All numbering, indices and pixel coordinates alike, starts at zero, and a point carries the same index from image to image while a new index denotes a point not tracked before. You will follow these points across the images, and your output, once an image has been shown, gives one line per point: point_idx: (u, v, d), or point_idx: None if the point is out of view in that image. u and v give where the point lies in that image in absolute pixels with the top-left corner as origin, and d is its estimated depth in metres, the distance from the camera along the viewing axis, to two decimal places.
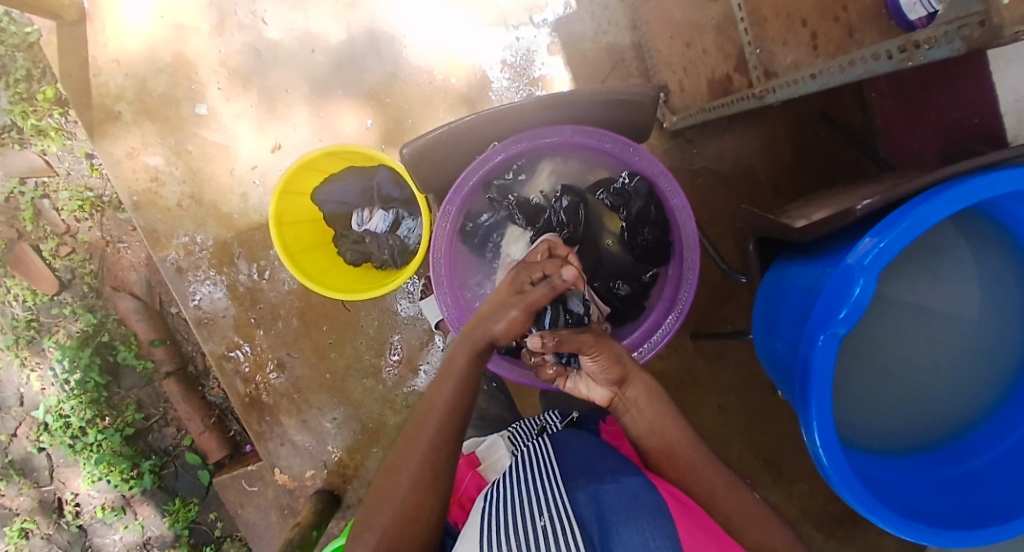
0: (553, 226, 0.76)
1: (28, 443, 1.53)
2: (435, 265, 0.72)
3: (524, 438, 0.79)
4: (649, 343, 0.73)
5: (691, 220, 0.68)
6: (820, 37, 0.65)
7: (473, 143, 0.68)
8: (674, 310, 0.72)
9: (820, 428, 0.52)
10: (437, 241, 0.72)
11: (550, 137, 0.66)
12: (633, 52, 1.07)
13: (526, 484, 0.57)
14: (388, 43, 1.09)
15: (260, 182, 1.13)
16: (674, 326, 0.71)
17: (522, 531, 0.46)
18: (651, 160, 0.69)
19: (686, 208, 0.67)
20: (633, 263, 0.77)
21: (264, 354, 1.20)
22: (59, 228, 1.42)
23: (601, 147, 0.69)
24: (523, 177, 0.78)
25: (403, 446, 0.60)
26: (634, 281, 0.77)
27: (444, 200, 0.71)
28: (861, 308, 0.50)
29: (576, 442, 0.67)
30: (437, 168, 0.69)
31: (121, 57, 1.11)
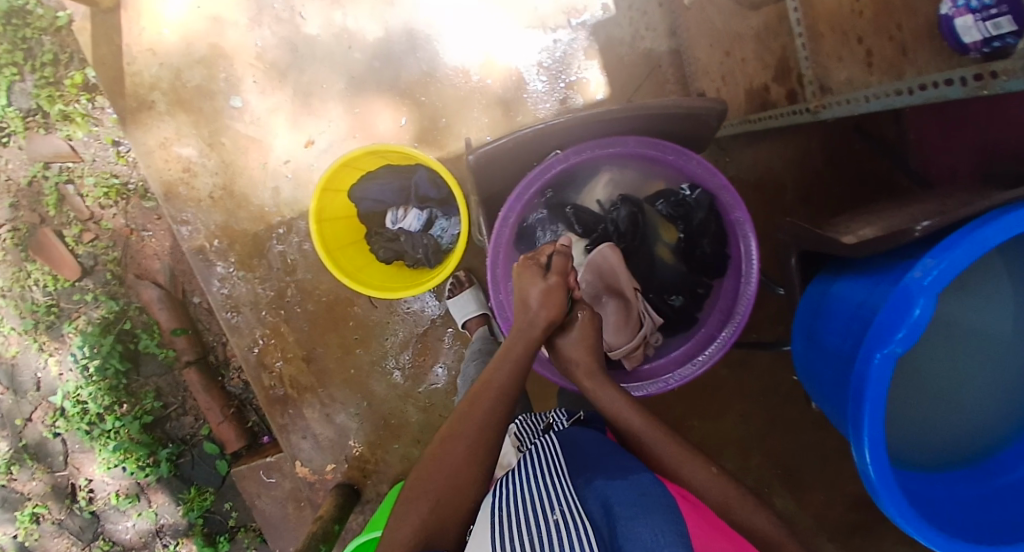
0: (610, 235, 0.78)
1: (43, 428, 1.54)
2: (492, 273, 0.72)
3: (529, 434, 0.79)
4: (705, 355, 0.73)
5: (753, 234, 0.67)
6: (875, 55, 0.65)
7: (535, 150, 0.67)
8: (732, 322, 0.72)
9: (870, 440, 0.53)
10: (496, 247, 0.71)
11: (614, 148, 0.67)
12: (670, 58, 1.07)
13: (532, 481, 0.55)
14: (425, 42, 1.09)
15: (293, 177, 1.13)
16: (732, 337, 0.71)
17: (534, 523, 0.45)
18: (713, 172, 0.68)
19: (749, 223, 0.67)
20: (689, 274, 0.79)
21: (287, 344, 1.21)
22: (83, 215, 1.42)
23: (662, 158, 0.70)
24: (580, 186, 0.80)
25: (453, 425, 0.58)
26: (688, 293, 0.79)
27: (503, 207, 0.70)
28: (919, 328, 0.51)
29: (585, 437, 0.67)
30: (497, 171, 0.68)
31: (156, 47, 1.11)
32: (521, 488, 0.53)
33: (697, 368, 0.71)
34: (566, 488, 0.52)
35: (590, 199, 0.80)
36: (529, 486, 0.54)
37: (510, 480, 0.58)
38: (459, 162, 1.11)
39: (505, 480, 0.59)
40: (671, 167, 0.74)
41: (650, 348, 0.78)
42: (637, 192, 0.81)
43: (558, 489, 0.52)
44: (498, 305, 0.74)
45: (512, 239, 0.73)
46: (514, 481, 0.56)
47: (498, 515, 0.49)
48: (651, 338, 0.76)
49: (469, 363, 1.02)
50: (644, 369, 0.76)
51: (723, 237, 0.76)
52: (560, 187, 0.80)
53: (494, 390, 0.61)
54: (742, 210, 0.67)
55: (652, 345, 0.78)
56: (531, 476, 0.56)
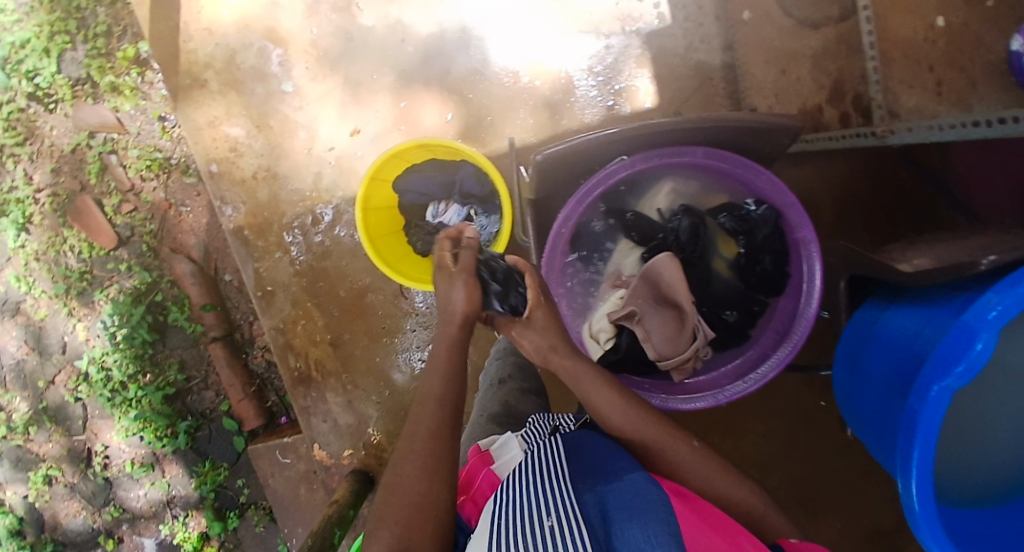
0: (669, 244, 0.78)
1: (64, 392, 1.57)
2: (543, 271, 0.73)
3: (534, 435, 0.71)
4: (759, 374, 0.73)
5: (819, 254, 0.67)
6: (945, 84, 0.70)
7: (601, 155, 0.68)
8: (788, 343, 0.72)
9: (918, 474, 0.52)
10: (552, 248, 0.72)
11: (681, 157, 0.67)
12: (722, 73, 1.06)
13: (532, 485, 0.53)
14: (477, 40, 1.10)
15: (336, 164, 1.15)
16: (786, 360, 0.70)
17: (528, 526, 0.44)
18: (782, 189, 0.68)
19: (814, 242, 0.67)
20: (745, 289, 0.79)
21: (315, 328, 1.22)
22: (124, 185, 1.44)
23: (729, 170, 0.70)
24: (642, 194, 0.81)
25: (402, 448, 0.58)
26: (744, 309, 0.79)
27: (563, 208, 0.71)
28: (979, 365, 0.50)
29: (590, 439, 0.63)
30: (561, 173, 0.69)
31: (214, 26, 1.13)
32: (518, 493, 0.52)
33: (750, 386, 0.71)
34: (564, 489, 0.51)
35: (650, 207, 0.81)
36: (525, 490, 0.52)
37: (509, 488, 0.55)
38: (502, 160, 1.11)
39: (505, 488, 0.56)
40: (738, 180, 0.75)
41: (699, 362, 0.78)
42: (698, 203, 0.81)
43: (557, 491, 0.50)
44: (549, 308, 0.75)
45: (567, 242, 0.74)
46: (511, 488, 0.55)
47: (494, 526, 0.48)
48: (700, 352, 0.76)
49: (492, 361, 1.07)
50: (689, 382, 0.77)
51: (784, 255, 0.76)
52: (618, 194, 0.81)
53: (432, 400, 0.63)
54: (809, 228, 0.68)
55: (702, 358, 0.77)
56: (531, 482, 0.54)
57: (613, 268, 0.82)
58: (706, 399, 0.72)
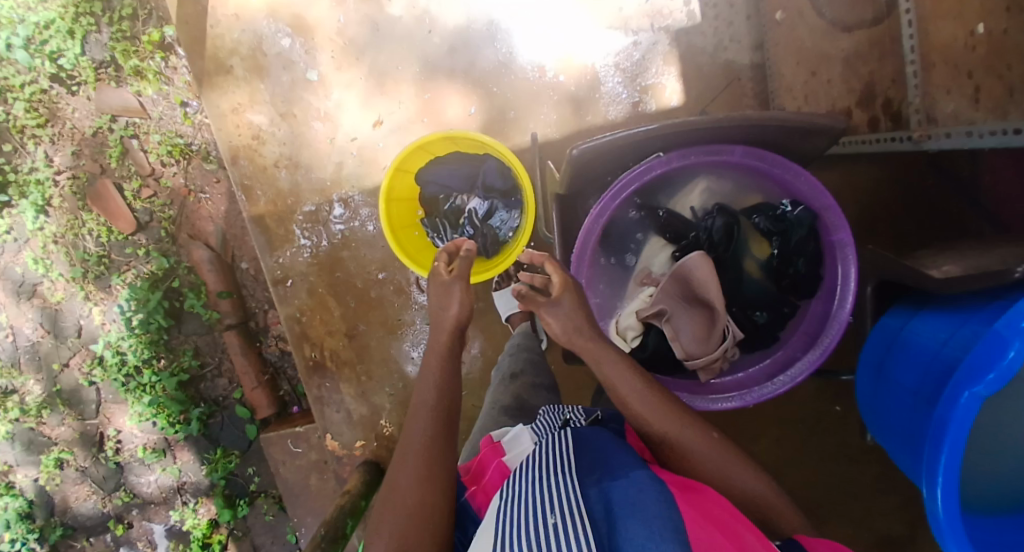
0: (700, 243, 0.78)
1: (79, 376, 1.58)
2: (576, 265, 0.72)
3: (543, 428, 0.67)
4: (786, 375, 0.72)
5: (856, 259, 0.67)
6: (983, 91, 0.66)
7: (638, 151, 0.67)
8: (817, 347, 0.72)
9: (943, 480, 0.52)
10: (584, 243, 0.71)
11: (720, 156, 0.66)
12: (750, 72, 1.05)
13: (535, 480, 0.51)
14: (504, 33, 1.09)
15: (357, 154, 1.15)
16: (814, 364, 0.70)
17: (529, 525, 0.42)
18: (820, 191, 0.67)
19: (851, 246, 0.66)
20: (776, 291, 0.79)
21: (331, 319, 1.22)
22: (144, 170, 1.45)
23: (767, 171, 0.69)
24: (675, 191, 0.80)
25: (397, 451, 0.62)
26: (774, 310, 0.79)
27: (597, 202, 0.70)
28: (1010, 372, 0.51)
29: (598, 433, 0.61)
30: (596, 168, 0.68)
31: (241, 12, 1.13)
32: (521, 487, 0.51)
33: (779, 386, 0.70)
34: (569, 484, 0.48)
35: (683, 205, 0.80)
36: (528, 482, 0.51)
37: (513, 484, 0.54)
38: (524, 155, 1.11)
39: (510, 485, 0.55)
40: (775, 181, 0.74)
41: (726, 362, 0.78)
42: (731, 203, 0.80)
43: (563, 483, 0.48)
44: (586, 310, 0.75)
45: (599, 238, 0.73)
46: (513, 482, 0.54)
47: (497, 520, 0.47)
48: (729, 352, 0.75)
49: (505, 356, 1.05)
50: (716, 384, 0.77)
51: (818, 257, 0.75)
52: (649, 191, 0.80)
53: (425, 409, 0.66)
54: (846, 231, 0.66)
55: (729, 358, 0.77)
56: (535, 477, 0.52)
57: (641, 265, 0.81)
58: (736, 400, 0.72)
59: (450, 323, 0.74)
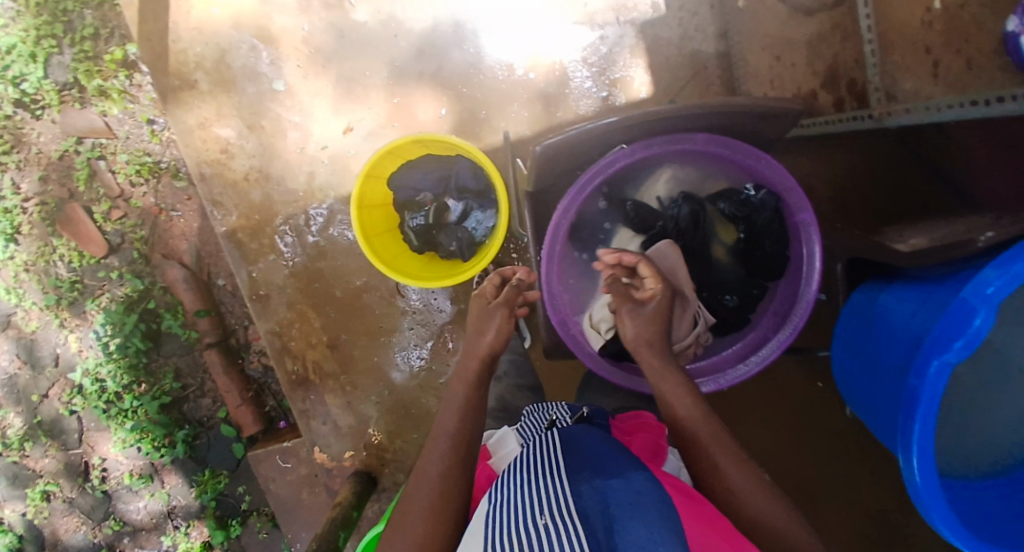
0: (668, 233, 0.77)
1: (59, 405, 1.54)
2: (546, 261, 0.71)
3: (532, 432, 0.67)
4: (757, 357, 0.73)
5: (819, 237, 0.66)
6: (942, 66, 0.66)
7: (600, 144, 0.67)
8: (788, 324, 0.71)
9: (919, 449, 0.54)
10: (553, 239, 0.71)
11: (682, 144, 0.66)
12: (716, 61, 1.06)
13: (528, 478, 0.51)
14: (471, 33, 1.09)
15: (329, 162, 1.13)
16: (784, 342, 0.70)
17: (521, 524, 0.42)
18: (782, 173, 0.67)
19: (815, 225, 0.66)
20: (745, 276, 0.79)
21: (313, 331, 1.21)
22: (113, 191, 1.42)
23: (729, 157, 0.69)
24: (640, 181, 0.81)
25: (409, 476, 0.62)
26: (743, 293, 0.79)
27: (563, 197, 0.70)
28: (977, 340, 0.52)
29: (588, 431, 0.62)
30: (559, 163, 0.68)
31: (202, 25, 1.11)
32: (510, 491, 0.50)
33: (750, 368, 0.71)
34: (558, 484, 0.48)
35: (649, 195, 0.81)
36: (518, 486, 0.50)
37: (506, 479, 0.54)
38: (497, 155, 1.11)
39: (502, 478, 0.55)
40: (736, 166, 0.74)
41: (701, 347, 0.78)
42: (697, 190, 0.81)
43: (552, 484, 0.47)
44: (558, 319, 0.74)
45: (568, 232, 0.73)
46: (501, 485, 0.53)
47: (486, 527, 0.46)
48: (701, 337, 0.76)
49: (489, 359, 1.04)
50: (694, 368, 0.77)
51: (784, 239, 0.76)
52: (615, 183, 0.80)
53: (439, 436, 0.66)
54: (809, 211, 0.67)
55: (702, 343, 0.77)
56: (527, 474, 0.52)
57: (611, 257, 0.82)
58: (712, 384, 0.73)
59: (483, 349, 0.76)
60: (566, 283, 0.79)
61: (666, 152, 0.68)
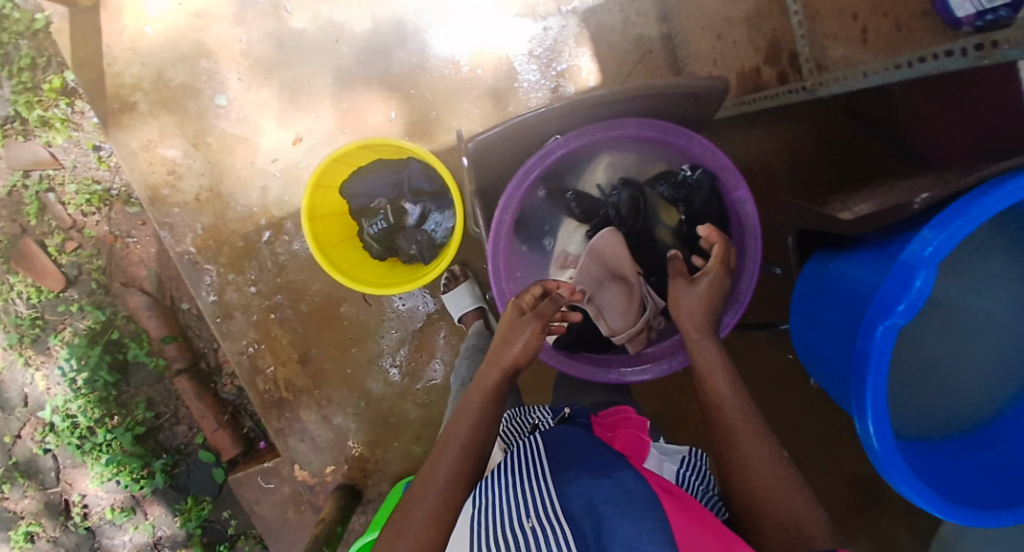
0: (611, 220, 0.79)
1: (33, 445, 1.49)
2: (492, 260, 0.71)
3: (514, 436, 0.75)
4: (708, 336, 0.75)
5: (756, 214, 0.68)
6: (870, 32, 0.65)
7: (534, 136, 0.67)
8: (734, 303, 0.74)
9: (873, 413, 0.55)
10: (496, 237, 0.70)
11: (615, 130, 0.66)
12: (661, 44, 1.06)
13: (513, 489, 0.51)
14: (414, 34, 1.07)
15: (281, 175, 1.11)
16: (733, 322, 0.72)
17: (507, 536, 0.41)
18: (715, 152, 0.68)
19: (752, 203, 0.68)
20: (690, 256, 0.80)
21: (282, 347, 1.19)
22: (65, 223, 1.38)
23: (664, 140, 0.70)
24: (581, 170, 0.81)
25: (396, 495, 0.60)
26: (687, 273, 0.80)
27: (502, 194, 0.69)
28: (919, 301, 0.52)
29: (573, 434, 0.62)
30: (494, 159, 0.67)
31: (137, 46, 1.08)
32: (491, 493, 0.52)
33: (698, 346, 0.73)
34: (542, 485, 0.50)
35: (590, 183, 0.81)
36: (504, 495, 0.50)
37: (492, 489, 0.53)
38: (452, 154, 1.09)
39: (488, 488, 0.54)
40: (672, 148, 0.75)
41: (653, 332, 0.81)
42: (637, 174, 0.81)
43: (536, 486, 0.49)
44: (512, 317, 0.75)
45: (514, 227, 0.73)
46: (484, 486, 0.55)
47: (471, 530, 0.48)
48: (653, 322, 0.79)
49: (463, 361, 1.03)
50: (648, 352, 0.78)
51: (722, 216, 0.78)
52: (560, 173, 0.80)
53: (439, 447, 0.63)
54: (745, 188, 0.68)
55: (656, 327, 0.80)
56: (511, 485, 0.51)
57: (559, 249, 0.82)
58: (661, 366, 0.75)
59: (506, 361, 0.69)
60: (517, 279, 0.79)
61: (600, 139, 0.68)
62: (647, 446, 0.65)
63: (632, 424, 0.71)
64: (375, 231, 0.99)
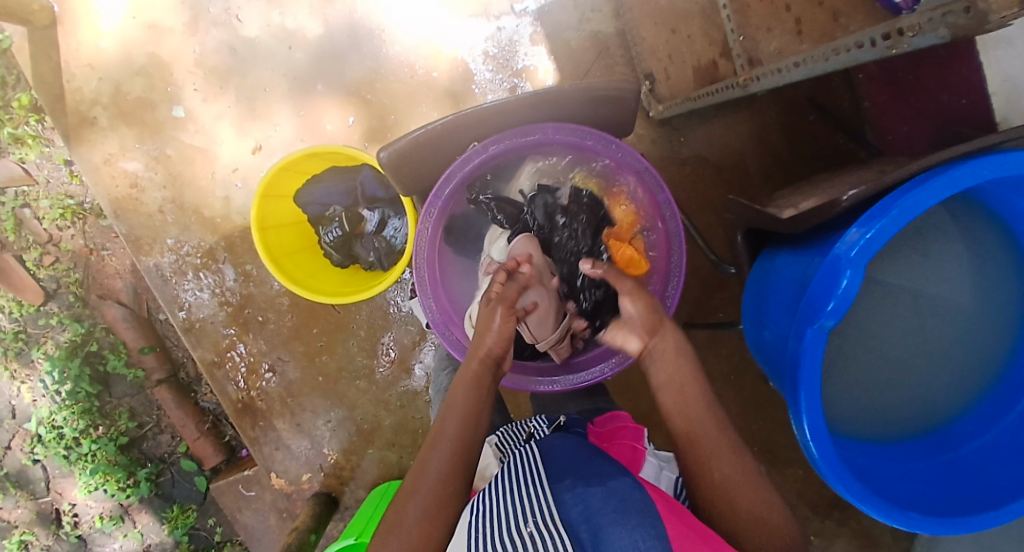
0: (530, 225, 0.83)
1: (22, 456, 1.50)
2: (417, 269, 0.76)
3: (509, 440, 0.74)
4: None
5: (677, 216, 0.74)
6: (805, 23, 0.65)
7: (455, 143, 0.71)
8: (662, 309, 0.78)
9: (809, 420, 0.51)
10: (421, 243, 0.76)
11: (533, 135, 0.71)
12: (617, 40, 1.05)
13: (509, 489, 0.51)
14: (368, 38, 1.07)
15: (243, 185, 1.11)
16: (677, 300, 0.76)
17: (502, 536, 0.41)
18: (634, 156, 0.73)
19: (672, 205, 0.74)
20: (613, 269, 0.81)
21: (255, 357, 1.19)
22: (42, 238, 1.39)
23: (583, 144, 0.74)
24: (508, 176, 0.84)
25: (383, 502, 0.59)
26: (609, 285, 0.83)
27: (426, 202, 0.75)
28: (848, 300, 0.49)
29: (562, 441, 0.61)
30: (417, 168, 0.71)
31: (95, 61, 1.09)
32: (489, 496, 0.51)
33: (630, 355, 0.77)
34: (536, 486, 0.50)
35: (515, 190, 0.84)
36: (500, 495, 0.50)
37: (488, 491, 0.53)
38: None
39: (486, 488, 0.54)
40: (595, 154, 0.78)
41: (581, 342, 0.84)
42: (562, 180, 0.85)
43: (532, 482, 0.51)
44: (440, 328, 0.79)
45: (438, 237, 0.78)
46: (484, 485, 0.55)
47: (468, 524, 0.49)
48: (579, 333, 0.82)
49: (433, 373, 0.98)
50: (574, 360, 0.83)
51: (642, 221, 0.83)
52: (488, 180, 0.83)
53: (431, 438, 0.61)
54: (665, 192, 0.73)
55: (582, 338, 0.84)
56: (506, 486, 0.52)
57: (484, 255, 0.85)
58: (594, 374, 0.80)
59: (483, 351, 0.66)
60: (450, 287, 0.83)
61: (520, 144, 0.73)
62: (643, 456, 0.64)
63: (626, 435, 0.69)
64: (331, 240, 1.00)
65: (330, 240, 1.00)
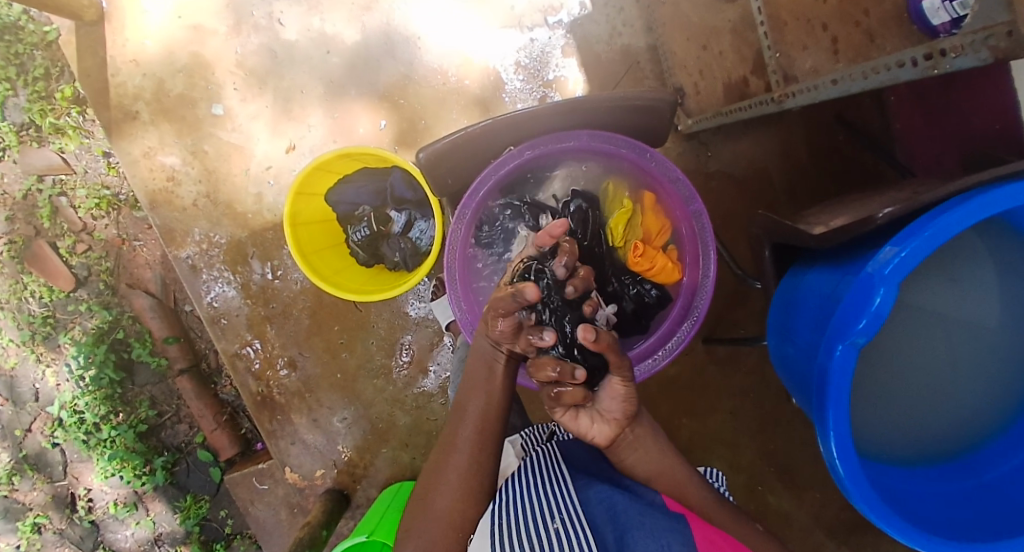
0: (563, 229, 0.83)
1: (42, 438, 1.53)
2: (447, 267, 0.78)
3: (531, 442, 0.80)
4: (664, 350, 0.80)
5: (709, 225, 0.75)
6: (840, 42, 0.65)
7: (490, 146, 0.72)
8: (688, 319, 0.79)
9: (836, 437, 0.51)
10: (452, 243, 0.77)
11: (567, 142, 0.72)
12: (647, 54, 1.07)
13: (534, 488, 0.59)
14: (404, 44, 1.10)
15: (275, 182, 1.14)
16: (707, 307, 0.76)
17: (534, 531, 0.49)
18: (666, 166, 0.74)
19: (705, 215, 0.74)
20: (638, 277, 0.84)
21: (277, 352, 1.21)
22: (76, 226, 1.43)
23: (616, 151, 0.76)
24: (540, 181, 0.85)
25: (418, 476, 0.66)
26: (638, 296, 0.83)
27: (458, 205, 0.76)
28: (880, 318, 0.49)
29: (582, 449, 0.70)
30: (451, 171, 0.73)
31: (139, 58, 1.13)
32: (516, 492, 0.59)
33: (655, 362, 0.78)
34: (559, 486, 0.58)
35: (547, 195, 0.86)
36: (526, 494, 0.58)
37: (514, 489, 0.61)
38: None
39: (512, 486, 0.62)
40: (627, 161, 0.79)
41: None
42: (594, 186, 0.86)
43: (554, 484, 0.59)
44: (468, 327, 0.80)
45: (468, 238, 0.80)
46: (508, 486, 0.63)
47: (496, 515, 0.56)
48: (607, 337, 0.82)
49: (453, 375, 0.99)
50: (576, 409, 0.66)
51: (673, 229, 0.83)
52: (520, 184, 0.85)
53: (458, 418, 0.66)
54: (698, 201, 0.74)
55: None
56: (531, 485, 0.60)
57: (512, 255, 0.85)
58: None
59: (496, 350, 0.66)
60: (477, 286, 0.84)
61: (554, 150, 0.74)
62: None
63: None
64: (358, 239, 1.02)
65: (357, 238, 1.02)
